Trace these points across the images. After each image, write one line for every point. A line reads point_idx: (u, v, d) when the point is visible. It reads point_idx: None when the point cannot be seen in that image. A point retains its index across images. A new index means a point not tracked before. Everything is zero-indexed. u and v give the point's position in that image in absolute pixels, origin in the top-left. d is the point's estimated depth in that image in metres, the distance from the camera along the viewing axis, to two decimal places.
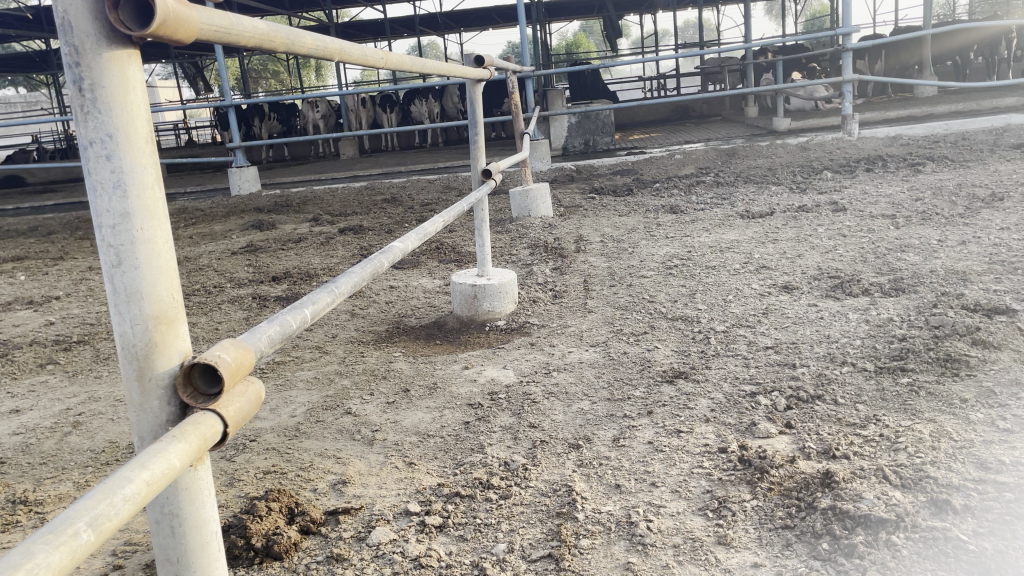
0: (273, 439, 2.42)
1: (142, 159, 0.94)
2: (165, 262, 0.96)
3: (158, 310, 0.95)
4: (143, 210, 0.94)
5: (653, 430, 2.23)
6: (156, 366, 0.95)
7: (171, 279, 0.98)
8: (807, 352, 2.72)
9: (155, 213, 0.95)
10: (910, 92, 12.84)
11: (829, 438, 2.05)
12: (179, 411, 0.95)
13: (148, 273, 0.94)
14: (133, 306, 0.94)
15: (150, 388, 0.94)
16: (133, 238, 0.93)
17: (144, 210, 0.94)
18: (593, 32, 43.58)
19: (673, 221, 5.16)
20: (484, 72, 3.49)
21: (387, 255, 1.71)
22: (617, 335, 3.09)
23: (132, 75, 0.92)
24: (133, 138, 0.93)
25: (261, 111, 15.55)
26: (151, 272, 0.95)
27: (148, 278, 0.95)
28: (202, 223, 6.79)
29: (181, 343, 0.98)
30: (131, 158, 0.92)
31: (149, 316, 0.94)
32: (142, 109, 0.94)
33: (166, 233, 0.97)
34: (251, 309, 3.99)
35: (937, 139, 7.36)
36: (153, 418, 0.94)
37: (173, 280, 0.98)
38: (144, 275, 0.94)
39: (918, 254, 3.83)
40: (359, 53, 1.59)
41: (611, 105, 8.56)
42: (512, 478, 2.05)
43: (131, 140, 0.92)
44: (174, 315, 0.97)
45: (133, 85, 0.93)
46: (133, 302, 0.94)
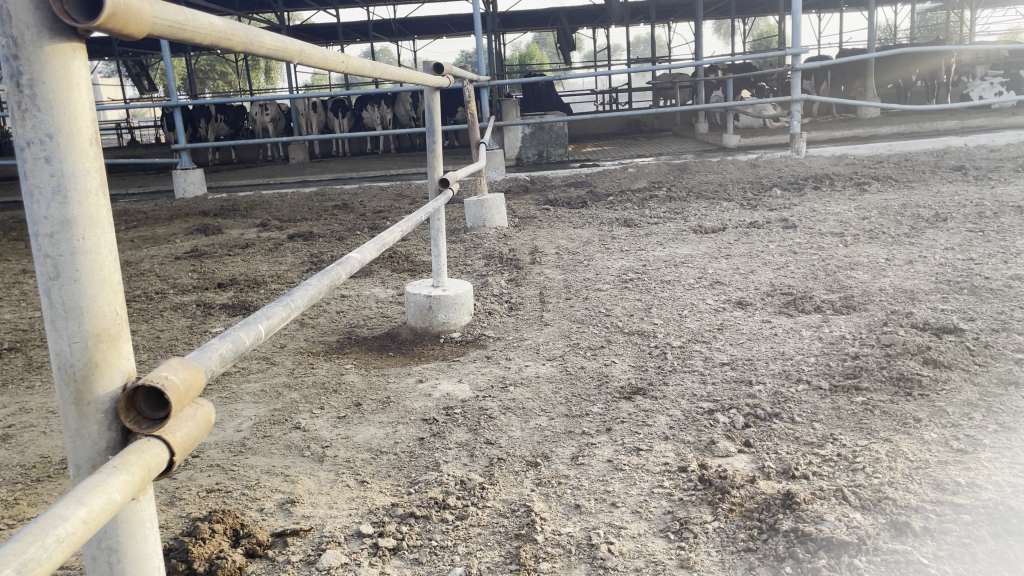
0: (217, 455, 2.32)
1: (86, 162, 0.86)
2: (109, 275, 0.89)
3: (98, 327, 0.87)
4: (86, 218, 0.86)
5: (612, 447, 2.20)
6: (95, 389, 0.87)
7: (115, 293, 0.90)
8: (762, 369, 2.72)
9: (98, 221, 0.88)
10: (853, 113, 13.17)
11: (789, 457, 2.04)
12: (121, 437, 0.88)
13: (89, 285, 0.86)
14: (71, 322, 0.86)
15: (88, 413, 0.86)
16: (72, 247, 0.85)
17: (87, 218, 0.86)
18: (546, 43, 43.98)
19: (627, 234, 5.18)
20: (443, 80, 3.43)
21: (344, 266, 1.64)
22: (574, 349, 3.06)
23: (75, 70, 0.84)
24: (76, 139, 0.85)
25: (208, 112, 15.22)
26: (93, 285, 0.87)
27: (90, 292, 0.87)
28: (144, 227, 6.58)
29: (124, 363, 0.90)
30: (73, 161, 0.84)
31: (88, 334, 0.86)
32: (87, 110, 0.86)
33: (110, 244, 0.90)
34: (196, 316, 3.85)
35: (881, 159, 7.56)
36: (91, 444, 0.86)
37: (117, 293, 0.90)
38: (85, 289, 0.86)
39: (868, 271, 3.89)
40: (319, 55, 1.52)
41: (566, 117, 8.58)
42: (468, 498, 1.99)
43: (73, 142, 0.85)
44: (116, 331, 0.89)
45: (78, 82, 0.85)
46: (72, 318, 0.86)
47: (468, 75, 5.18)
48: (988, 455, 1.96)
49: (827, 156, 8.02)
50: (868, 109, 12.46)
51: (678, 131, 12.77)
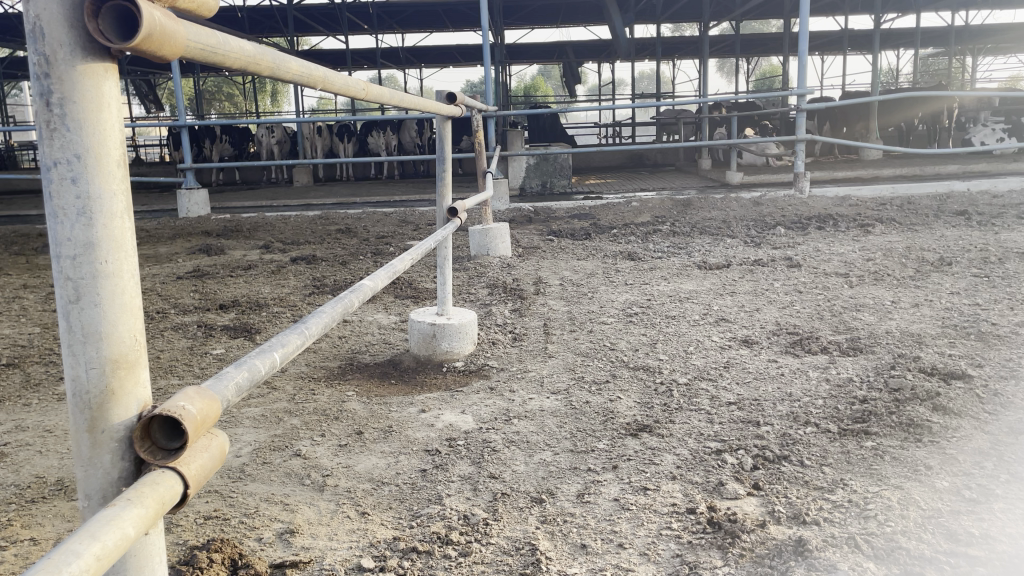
0: (216, 481, 2.28)
1: (112, 184, 0.84)
2: (129, 300, 0.86)
3: (117, 353, 0.85)
4: (109, 241, 0.84)
5: (619, 486, 2.16)
6: (110, 417, 0.84)
7: (136, 318, 0.88)
8: (769, 410, 2.69)
9: (121, 244, 0.85)
10: (854, 154, 13.26)
11: (799, 502, 2.00)
12: (133, 467, 0.85)
13: (109, 310, 0.84)
14: (89, 347, 0.83)
15: (102, 441, 0.83)
16: (92, 270, 0.83)
17: (111, 240, 0.84)
18: (550, 75, 44.58)
19: (632, 267, 5.17)
20: (455, 110, 3.44)
21: (357, 294, 1.61)
22: (579, 383, 3.03)
23: (106, 91, 0.83)
24: (105, 160, 0.83)
25: (213, 133, 15.30)
26: (114, 309, 0.85)
27: (109, 317, 0.84)
28: (147, 245, 6.56)
29: (140, 391, 0.87)
30: (99, 182, 0.82)
31: (106, 359, 0.84)
32: (116, 130, 0.85)
33: (132, 268, 0.87)
34: (196, 337, 3.81)
35: (884, 201, 7.58)
36: (103, 473, 0.83)
37: (137, 319, 0.88)
38: (105, 314, 0.84)
39: (873, 313, 3.87)
40: (341, 82, 1.52)
41: (571, 149, 8.62)
42: (472, 534, 1.95)
43: (100, 162, 0.83)
44: (134, 358, 0.87)
45: (108, 102, 0.84)
46: (90, 343, 0.83)
47: (478, 104, 5.20)
48: (1002, 505, 1.92)
49: (830, 196, 8.04)
50: (870, 150, 12.56)
51: (681, 166, 12.83)
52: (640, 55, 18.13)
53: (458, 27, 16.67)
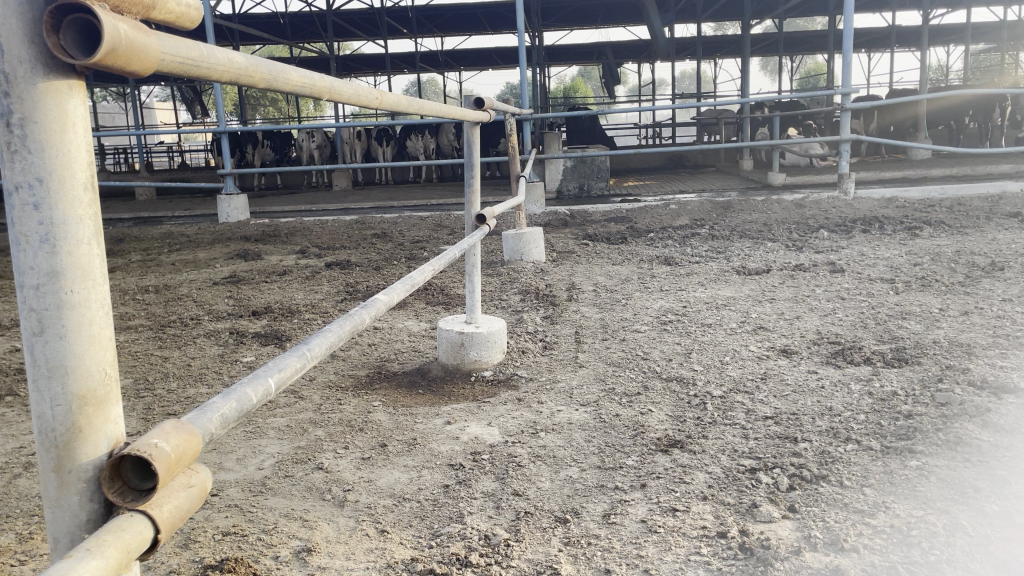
0: (236, 495, 2.25)
1: (78, 210, 0.83)
2: (98, 330, 0.85)
3: (84, 388, 0.84)
4: (75, 270, 0.83)
5: (647, 506, 2.08)
6: (77, 455, 0.83)
7: (106, 350, 0.86)
8: (808, 425, 2.58)
9: (88, 273, 0.84)
10: (901, 154, 12.90)
11: (837, 527, 1.89)
12: (101, 508, 0.84)
13: (75, 342, 0.83)
14: (55, 382, 0.82)
15: (69, 482, 0.82)
16: (56, 300, 0.82)
17: (77, 269, 0.83)
18: (590, 76, 44.55)
19: (668, 273, 5.06)
20: (483, 115, 3.38)
21: (368, 310, 1.57)
22: (609, 394, 2.95)
23: (71, 110, 0.82)
24: (69, 186, 0.82)
25: (255, 139, 15.51)
26: (82, 341, 0.84)
27: (76, 351, 0.83)
28: (186, 250, 6.64)
29: (111, 428, 0.86)
30: (64, 209, 0.81)
31: (73, 395, 0.83)
32: (84, 153, 0.84)
33: (101, 299, 0.86)
34: (227, 345, 3.82)
35: (933, 203, 7.34)
36: (70, 515, 0.82)
37: (107, 350, 0.87)
38: (71, 346, 0.83)
39: (920, 322, 3.72)
40: (349, 90, 1.49)
41: (608, 151, 8.51)
42: (493, 555, 1.88)
43: (64, 188, 0.82)
44: (103, 393, 0.86)
45: (73, 122, 0.82)
46: (56, 378, 0.82)
47: (511, 108, 5.15)
48: None
49: (876, 198, 7.80)
50: (918, 150, 12.22)
51: (722, 167, 12.63)
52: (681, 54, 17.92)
53: (497, 30, 16.64)
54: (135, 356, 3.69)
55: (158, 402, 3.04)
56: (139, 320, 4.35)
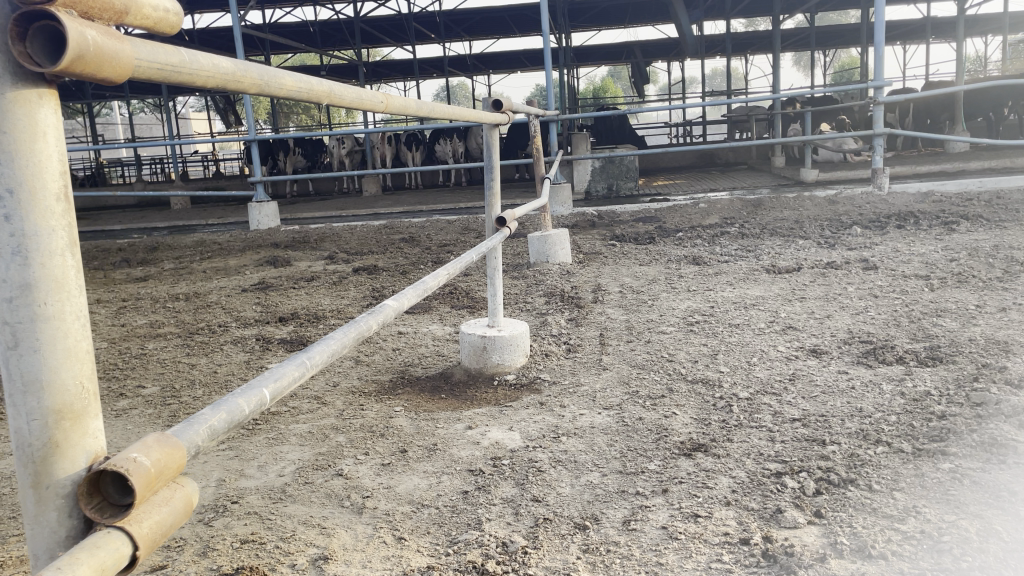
0: (256, 502, 2.25)
1: (51, 220, 0.87)
2: (73, 343, 0.90)
3: (60, 403, 0.88)
4: (49, 281, 0.87)
5: (668, 512, 2.03)
6: (54, 471, 0.87)
7: (82, 363, 0.91)
8: (837, 427, 2.51)
9: (62, 285, 0.89)
10: (939, 147, 12.63)
11: (864, 533, 1.83)
12: (82, 524, 0.88)
13: (50, 356, 0.87)
14: (30, 398, 0.86)
15: (47, 497, 0.86)
16: (31, 313, 0.86)
17: (50, 281, 0.87)
18: (620, 77, 44.41)
19: (696, 273, 4.99)
20: (501, 117, 3.36)
21: (376, 316, 1.57)
22: (633, 397, 2.90)
23: (41, 119, 0.86)
24: (41, 196, 0.86)
25: (287, 146, 15.68)
26: (57, 355, 0.89)
27: (51, 365, 0.88)
28: (217, 258, 6.71)
29: (90, 442, 0.91)
30: (36, 221, 0.85)
31: (49, 410, 0.87)
32: (56, 165, 0.88)
33: (79, 311, 0.90)
34: (253, 351, 3.84)
35: (971, 196, 7.16)
36: (50, 533, 0.86)
37: (83, 363, 0.91)
38: (45, 360, 0.87)
39: (956, 319, 3.61)
40: (350, 94, 1.51)
41: (636, 150, 8.43)
42: (510, 563, 1.85)
43: (37, 199, 0.86)
44: (80, 408, 0.90)
45: (43, 130, 0.86)
46: (31, 394, 0.86)
47: (535, 110, 5.11)
48: None
49: (912, 192, 7.63)
50: (956, 143, 11.94)
51: (754, 165, 12.46)
52: (711, 52, 17.75)
53: (525, 32, 16.63)
54: (163, 363, 3.73)
55: (183, 409, 3.07)
56: (169, 328, 4.40)
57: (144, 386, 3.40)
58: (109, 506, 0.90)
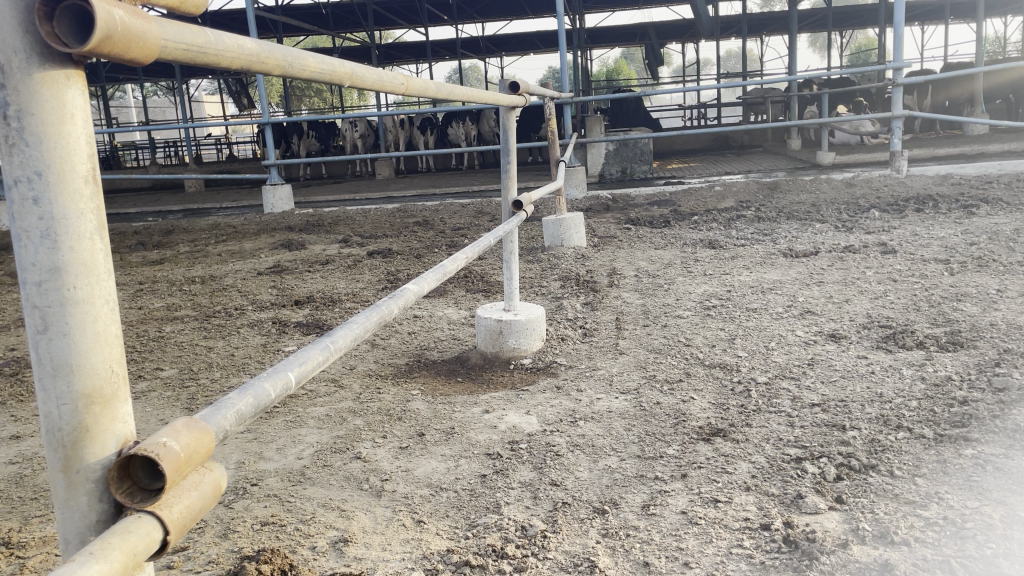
0: (276, 485, 2.26)
1: (79, 203, 0.87)
2: (103, 328, 0.90)
3: (89, 387, 0.88)
4: (77, 265, 0.87)
5: (687, 497, 2.02)
6: (85, 456, 0.87)
7: (111, 348, 0.91)
8: (857, 412, 2.49)
9: (91, 268, 0.88)
10: (957, 129, 12.50)
11: (886, 519, 1.82)
12: (111, 509, 0.88)
13: (79, 341, 0.87)
14: (61, 381, 0.87)
15: (78, 482, 0.87)
16: (60, 297, 0.86)
17: (79, 264, 0.87)
18: (633, 59, 44.03)
19: (712, 256, 4.96)
20: (519, 99, 3.33)
21: (397, 300, 1.56)
22: (651, 382, 2.90)
23: (69, 100, 0.85)
24: (69, 179, 0.85)
25: (300, 130, 15.68)
26: (86, 339, 0.88)
27: (80, 348, 0.87)
28: (232, 241, 6.72)
29: (119, 427, 0.91)
30: (64, 203, 0.85)
31: (78, 395, 0.87)
32: (84, 147, 0.87)
33: (107, 293, 0.90)
34: (270, 334, 3.85)
35: (990, 179, 7.07)
36: (80, 517, 0.87)
37: (113, 347, 0.91)
38: (75, 344, 0.87)
39: (976, 304, 3.57)
40: (373, 76, 1.51)
41: (651, 133, 8.37)
42: (530, 547, 1.85)
43: (65, 180, 0.85)
44: (109, 392, 0.90)
45: (72, 111, 0.85)
46: (61, 377, 0.86)
47: (551, 92, 5.07)
48: None
49: (930, 175, 7.55)
50: (975, 125, 11.78)
51: (770, 148, 12.34)
52: (726, 33, 17.57)
53: (539, 14, 16.51)
54: (181, 346, 3.74)
55: (201, 391, 3.09)
56: (186, 311, 4.41)
57: (162, 369, 3.42)
58: (138, 490, 0.89)
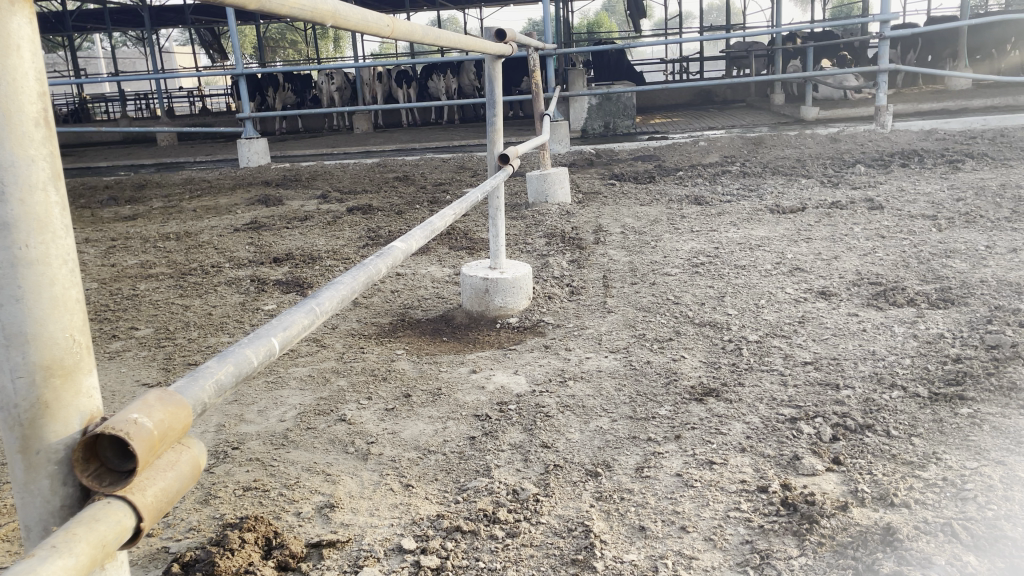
0: (257, 448, 2.20)
1: (30, 150, 0.78)
2: (60, 291, 0.82)
3: (48, 358, 0.81)
4: (29, 221, 0.79)
5: (682, 459, 1.98)
6: (45, 435, 0.81)
7: (71, 313, 0.83)
8: (850, 371, 2.46)
9: (45, 224, 0.80)
10: (940, 84, 12.43)
11: (885, 481, 1.78)
12: (75, 492, 0.82)
13: (36, 307, 0.79)
14: (14, 352, 0.79)
15: (39, 464, 0.80)
16: (11, 257, 0.78)
17: (32, 220, 0.79)
18: (614, 12, 43.47)
19: (698, 213, 4.89)
20: (505, 48, 3.20)
21: (385, 259, 1.48)
22: (640, 340, 2.84)
23: (14, 29, 0.76)
24: (18, 122, 0.77)
25: (275, 82, 15.32)
26: (43, 305, 0.80)
27: (36, 315, 0.80)
28: (207, 197, 6.55)
29: (83, 402, 0.84)
30: (13, 149, 0.77)
31: (36, 366, 0.80)
32: (33, 85, 0.78)
33: (65, 253, 0.82)
34: (249, 292, 3.75)
35: (974, 134, 7.04)
36: (42, 502, 0.81)
37: (73, 313, 0.83)
38: (30, 311, 0.79)
39: (966, 260, 3.55)
40: (356, 18, 1.41)
41: (634, 86, 8.21)
42: (522, 512, 1.80)
43: (12, 123, 0.77)
44: (70, 363, 0.83)
45: (17, 43, 0.76)
46: (15, 347, 0.79)
47: (535, 42, 4.92)
48: None
49: (915, 130, 7.50)
50: (958, 80, 11.75)
51: (753, 102, 12.22)
52: None
53: None
54: (156, 304, 3.64)
55: (178, 351, 2.99)
56: (161, 268, 4.29)
57: (137, 329, 3.31)
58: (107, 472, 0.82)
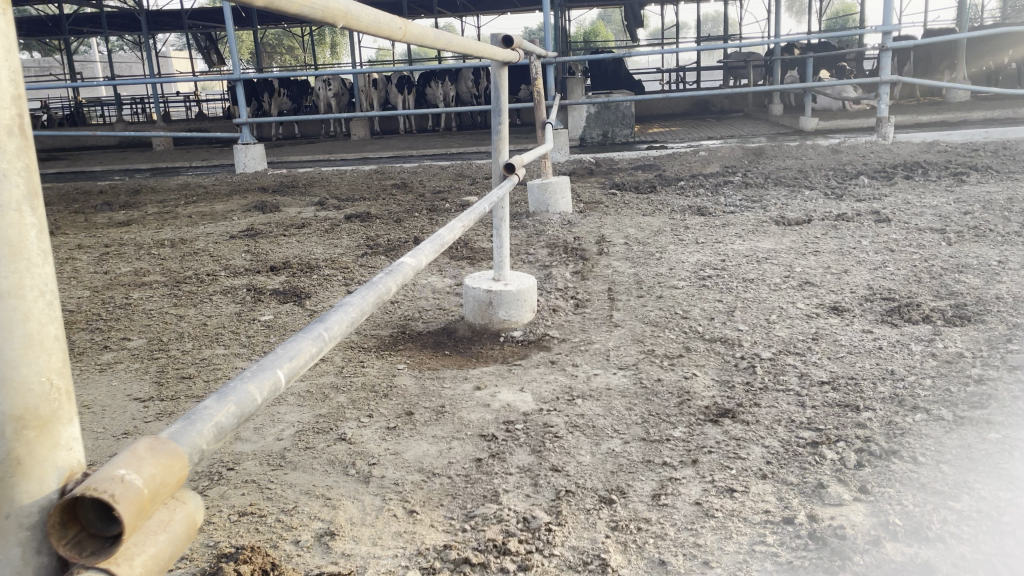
0: (254, 469, 2.09)
1: (4, 163, 0.72)
2: (36, 328, 0.76)
3: (20, 408, 0.74)
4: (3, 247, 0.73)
5: (700, 486, 1.89)
6: (17, 495, 0.74)
7: (48, 353, 0.77)
8: (870, 392, 2.37)
9: (19, 250, 0.75)
10: (939, 96, 12.42)
11: (917, 512, 1.69)
12: (52, 559, 0.76)
13: (9, 346, 0.74)
14: None
15: (9, 528, 0.73)
16: None
17: (5, 244, 0.73)
18: (611, 20, 43.54)
19: (703, 224, 4.81)
20: (512, 54, 3.11)
21: (393, 275, 1.39)
22: (650, 357, 2.75)
23: None
24: None
25: (270, 87, 15.24)
26: (15, 344, 0.74)
27: (8, 357, 0.74)
28: (202, 203, 6.45)
29: (62, 456, 0.78)
30: None
31: (7, 416, 0.73)
32: (6, 85, 0.73)
33: (41, 282, 0.77)
34: (244, 302, 3.64)
35: (977, 147, 6.98)
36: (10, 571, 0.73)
37: (50, 352, 0.77)
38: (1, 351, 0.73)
39: (979, 275, 3.47)
40: (369, 18, 1.33)
41: (634, 95, 8.15)
42: (534, 542, 1.71)
43: None
44: (47, 413, 0.76)
45: None
46: None
47: (538, 49, 4.85)
48: None
49: (917, 142, 7.44)
50: (957, 91, 11.73)
51: (751, 113, 12.19)
52: None
53: None
54: (148, 314, 3.53)
55: (171, 364, 2.89)
56: (154, 276, 4.18)
57: (129, 339, 3.20)
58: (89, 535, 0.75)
